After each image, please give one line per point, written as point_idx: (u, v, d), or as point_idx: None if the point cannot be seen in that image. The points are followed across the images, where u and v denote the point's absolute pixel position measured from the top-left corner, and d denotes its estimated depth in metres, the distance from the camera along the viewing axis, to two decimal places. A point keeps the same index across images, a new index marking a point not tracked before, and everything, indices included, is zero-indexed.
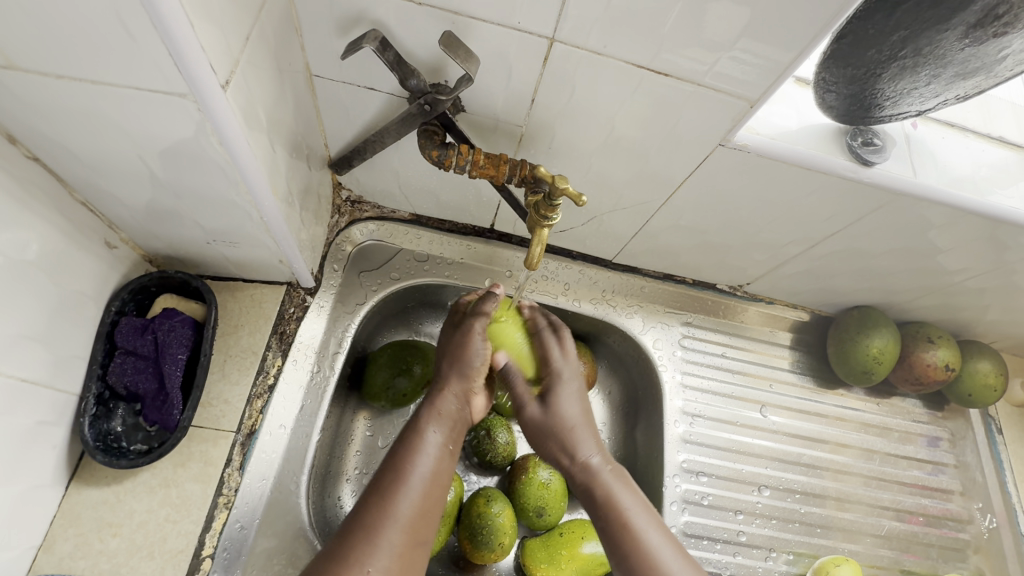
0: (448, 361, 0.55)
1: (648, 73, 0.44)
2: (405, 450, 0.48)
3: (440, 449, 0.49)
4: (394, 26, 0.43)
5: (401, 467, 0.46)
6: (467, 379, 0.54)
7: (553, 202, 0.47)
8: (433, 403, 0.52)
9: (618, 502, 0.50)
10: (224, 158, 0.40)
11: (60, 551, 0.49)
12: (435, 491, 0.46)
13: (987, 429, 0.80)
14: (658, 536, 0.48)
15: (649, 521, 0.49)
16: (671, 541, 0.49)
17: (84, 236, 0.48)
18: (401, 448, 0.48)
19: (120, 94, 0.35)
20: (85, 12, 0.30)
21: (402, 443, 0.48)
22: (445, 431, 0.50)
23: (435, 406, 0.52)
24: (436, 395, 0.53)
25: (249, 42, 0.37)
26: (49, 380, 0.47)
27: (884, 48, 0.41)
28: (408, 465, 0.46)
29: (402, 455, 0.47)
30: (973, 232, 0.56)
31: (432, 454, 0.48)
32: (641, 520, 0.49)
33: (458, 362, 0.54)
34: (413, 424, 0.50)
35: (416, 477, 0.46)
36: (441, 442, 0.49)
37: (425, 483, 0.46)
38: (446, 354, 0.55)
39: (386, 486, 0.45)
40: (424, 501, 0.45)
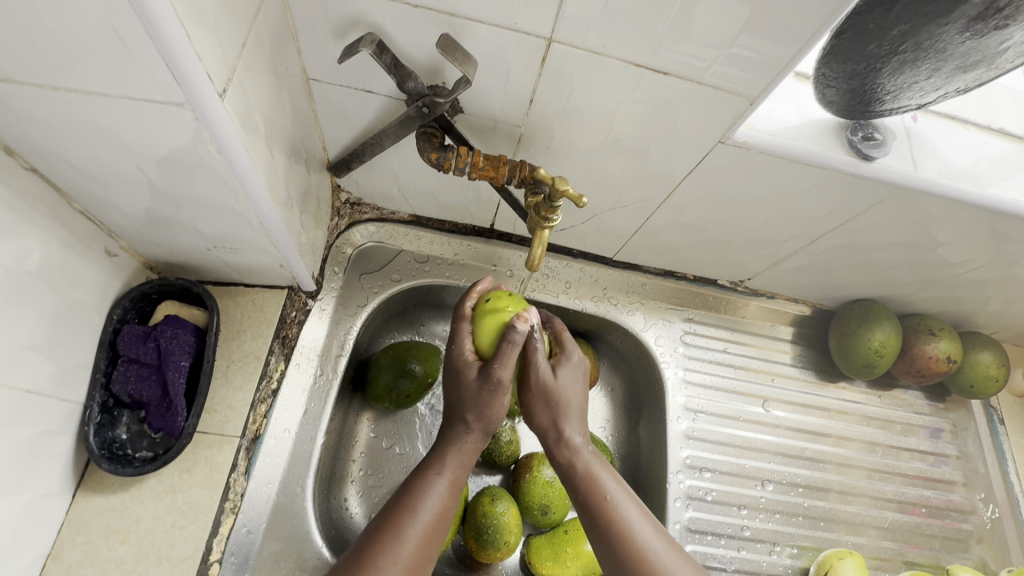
0: (473, 411, 0.50)
1: (647, 72, 0.44)
2: (416, 488, 0.48)
3: (452, 489, 0.49)
4: (391, 30, 0.42)
5: (410, 506, 0.46)
6: (487, 430, 0.52)
7: (553, 204, 0.47)
8: (455, 452, 0.50)
9: (603, 488, 0.50)
10: (223, 165, 0.40)
11: (68, 559, 0.49)
12: (440, 531, 0.47)
13: (989, 420, 0.80)
14: (640, 519, 0.49)
15: (634, 507, 0.50)
16: (655, 527, 0.49)
17: (83, 245, 0.48)
18: (410, 484, 0.48)
19: (116, 104, 0.35)
20: (79, 23, 0.29)
21: (413, 481, 0.49)
22: (458, 472, 0.50)
23: (454, 451, 0.50)
24: (456, 440, 0.51)
25: (245, 48, 0.37)
26: (52, 390, 0.47)
27: (884, 43, 0.41)
28: (418, 504, 0.46)
29: (412, 491, 0.47)
30: (974, 224, 0.56)
31: (442, 495, 0.48)
32: (625, 505, 0.50)
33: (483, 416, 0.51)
34: (430, 463, 0.50)
35: (424, 515, 0.46)
36: (450, 483, 0.49)
37: (432, 522, 0.46)
38: (467, 404, 0.50)
39: (394, 525, 0.45)
40: (428, 540, 0.46)
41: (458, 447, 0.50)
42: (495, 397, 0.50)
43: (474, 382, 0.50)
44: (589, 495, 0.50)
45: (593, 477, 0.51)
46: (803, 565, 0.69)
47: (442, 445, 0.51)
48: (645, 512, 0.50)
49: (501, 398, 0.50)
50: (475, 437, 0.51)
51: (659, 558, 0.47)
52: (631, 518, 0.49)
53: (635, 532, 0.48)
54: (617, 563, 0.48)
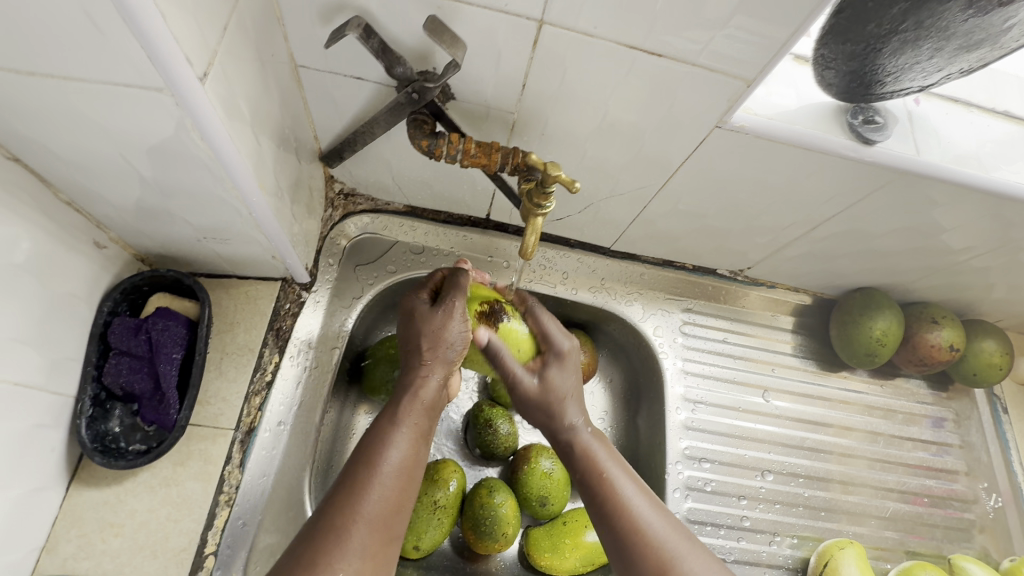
0: (430, 346, 0.51)
1: (641, 54, 0.43)
2: (377, 441, 0.45)
3: (414, 440, 0.47)
4: (379, 13, 0.41)
5: (373, 461, 0.43)
6: (443, 366, 0.51)
7: (546, 190, 0.46)
8: (410, 392, 0.49)
9: (600, 466, 0.49)
10: (207, 153, 0.39)
11: (63, 552, 0.49)
12: (405, 486, 0.44)
13: (993, 409, 0.79)
14: (640, 496, 0.47)
15: (634, 486, 0.48)
16: (657, 505, 0.47)
17: (70, 236, 0.47)
18: (371, 440, 0.45)
19: (95, 90, 0.34)
20: (51, 5, 0.28)
21: (374, 435, 0.46)
22: (420, 422, 0.48)
23: (414, 398, 0.49)
24: (412, 384, 0.50)
25: (227, 32, 0.36)
26: (42, 383, 0.46)
27: (884, 21, 0.40)
28: (380, 457, 0.44)
29: (373, 445, 0.45)
30: (978, 209, 0.55)
31: (405, 445, 0.45)
32: (622, 482, 0.48)
33: (436, 347, 0.51)
34: (390, 413, 0.48)
35: (389, 469, 0.43)
36: (413, 433, 0.47)
37: (397, 475, 0.44)
38: (424, 336, 0.51)
39: (357, 481, 0.42)
40: (395, 495, 0.43)
41: (414, 386, 0.50)
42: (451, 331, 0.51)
43: (430, 314, 0.51)
44: (587, 473, 0.49)
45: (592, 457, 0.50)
46: (804, 556, 0.69)
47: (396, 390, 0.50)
48: (645, 489, 0.48)
49: (454, 325, 0.51)
50: (435, 380, 0.51)
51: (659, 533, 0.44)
52: (630, 496, 0.47)
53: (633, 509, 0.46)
54: (616, 543, 0.45)
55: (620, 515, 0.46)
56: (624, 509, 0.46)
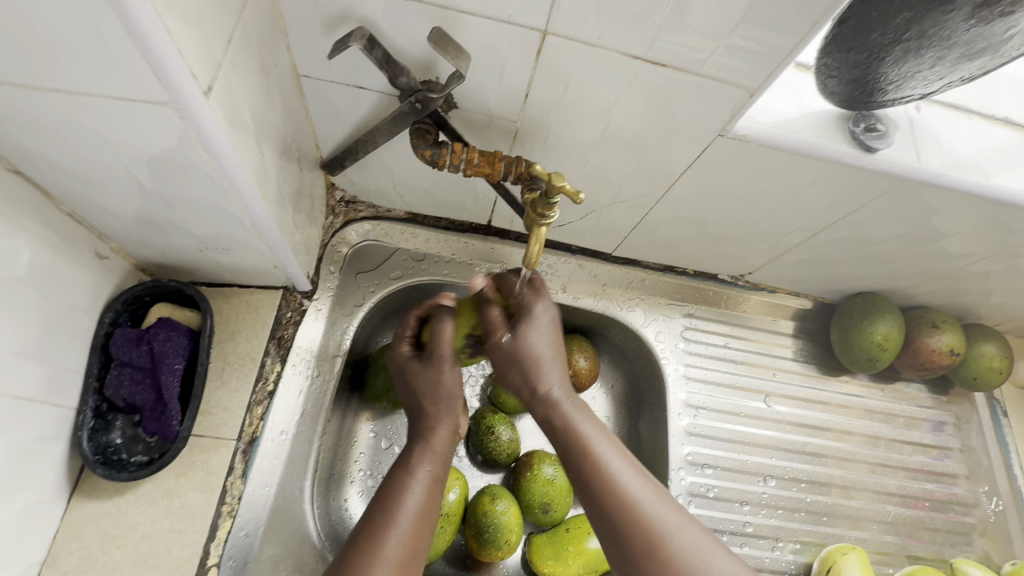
0: (428, 399, 0.54)
1: (644, 64, 0.43)
2: (393, 489, 0.47)
3: (431, 484, 0.48)
4: (382, 24, 0.41)
5: (391, 506, 0.45)
6: (450, 411, 0.54)
7: (550, 200, 0.46)
8: (424, 440, 0.52)
9: (580, 435, 0.49)
10: (211, 165, 0.39)
11: (64, 565, 0.49)
12: (424, 530, 0.46)
13: (993, 412, 0.80)
14: (626, 467, 0.47)
15: (614, 453, 0.48)
16: (646, 480, 0.47)
17: (71, 247, 0.47)
18: (389, 486, 0.47)
19: (97, 104, 0.34)
20: (56, 20, 0.28)
21: (390, 482, 0.48)
22: (435, 466, 0.50)
23: (424, 444, 0.51)
24: (424, 432, 0.52)
25: (231, 44, 0.36)
26: (44, 395, 0.46)
27: (888, 31, 0.40)
28: (399, 503, 0.45)
29: (392, 491, 0.47)
30: (979, 215, 0.55)
31: (422, 490, 0.47)
32: (605, 452, 0.48)
33: (438, 398, 0.54)
34: (403, 462, 0.50)
35: (406, 514, 0.45)
36: (430, 477, 0.48)
37: (415, 521, 0.45)
38: (422, 394, 0.54)
39: (377, 526, 0.44)
40: (414, 540, 0.44)
41: (426, 433, 0.52)
42: (444, 380, 0.54)
43: (420, 368, 0.55)
44: (568, 443, 0.49)
45: (573, 428, 0.50)
46: (806, 561, 0.69)
47: (411, 438, 0.53)
48: (630, 460, 0.48)
49: (446, 374, 0.54)
50: (442, 426, 0.53)
51: (650, 506, 0.44)
52: (611, 464, 0.47)
53: (615, 477, 0.46)
54: (602, 512, 0.45)
55: (606, 482, 0.46)
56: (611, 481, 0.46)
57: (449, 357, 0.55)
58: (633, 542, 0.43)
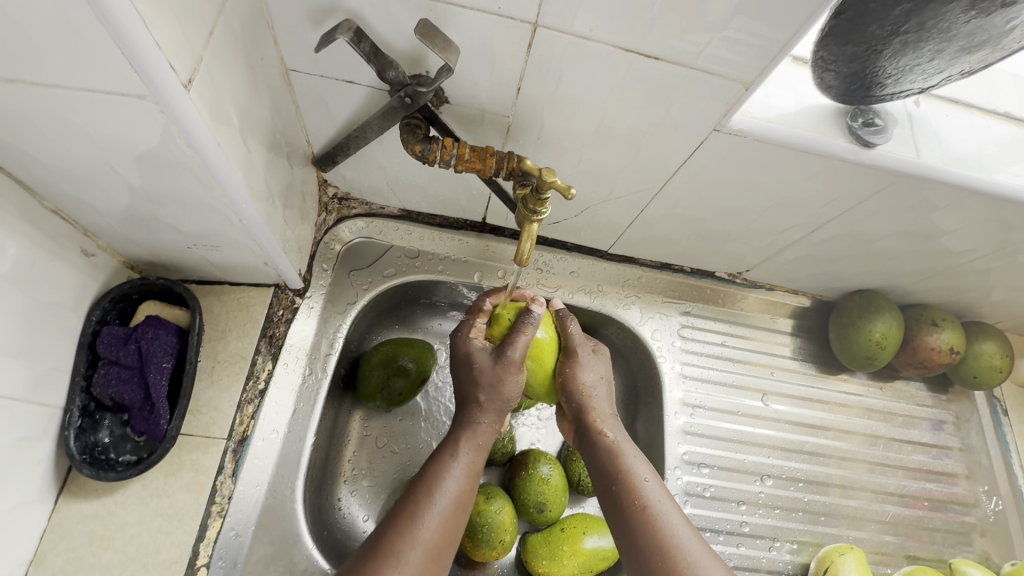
0: (486, 390, 0.52)
1: (638, 57, 0.42)
2: (435, 474, 0.49)
3: (470, 477, 0.50)
4: (369, 16, 0.41)
5: (431, 490, 0.47)
6: (502, 407, 0.54)
7: (542, 196, 0.45)
8: (468, 429, 0.53)
9: (633, 479, 0.50)
10: (194, 160, 0.38)
11: (51, 566, 0.48)
12: (458, 519, 0.48)
13: (992, 411, 0.79)
14: (672, 513, 0.48)
15: (665, 500, 0.49)
16: (687, 523, 0.48)
17: (56, 245, 0.46)
18: (432, 469, 0.49)
19: (76, 98, 0.33)
20: (29, 12, 0.28)
21: (434, 466, 0.50)
22: (474, 459, 0.51)
23: (470, 433, 0.52)
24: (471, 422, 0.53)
25: (213, 37, 0.35)
26: (29, 394, 0.46)
27: (886, 23, 0.39)
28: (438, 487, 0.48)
29: (432, 475, 0.49)
30: (979, 212, 0.54)
31: (462, 480, 0.49)
32: (656, 496, 0.49)
33: (494, 394, 0.53)
34: (447, 447, 0.51)
35: (444, 499, 0.47)
36: (468, 468, 0.50)
37: (451, 505, 0.47)
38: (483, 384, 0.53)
39: (416, 507, 0.46)
40: (449, 526, 0.47)
41: (472, 425, 0.53)
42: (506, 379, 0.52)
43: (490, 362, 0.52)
44: (619, 484, 0.50)
45: (625, 467, 0.51)
46: (804, 561, 0.68)
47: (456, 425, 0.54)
48: (676, 506, 0.49)
49: (512, 378, 0.52)
50: (489, 420, 0.53)
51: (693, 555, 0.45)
52: (660, 509, 0.48)
53: (662, 522, 0.47)
54: (639, 555, 0.46)
55: (651, 527, 0.47)
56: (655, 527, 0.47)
57: (520, 360, 0.52)
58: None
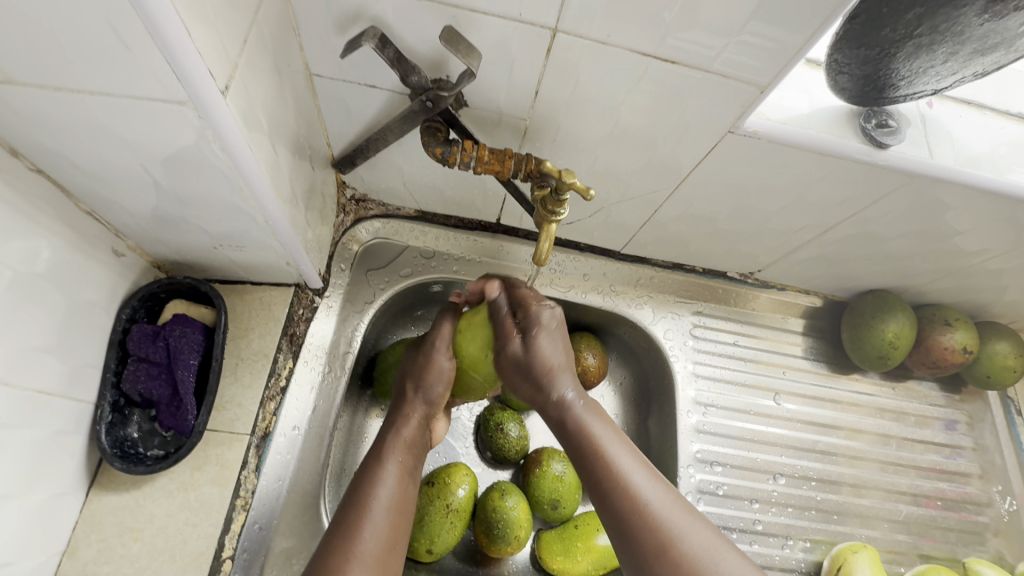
0: (415, 379, 0.55)
1: (655, 61, 0.43)
2: (367, 482, 0.48)
3: (404, 478, 0.50)
4: (394, 23, 0.42)
5: (364, 501, 0.46)
6: (427, 399, 0.55)
7: (560, 197, 0.46)
8: (394, 428, 0.53)
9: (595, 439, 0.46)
10: (226, 163, 0.39)
11: (83, 556, 0.50)
12: (398, 526, 0.47)
13: (1006, 410, 0.79)
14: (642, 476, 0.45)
15: (631, 459, 0.46)
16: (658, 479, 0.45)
17: (90, 245, 0.48)
18: (361, 478, 0.49)
19: (116, 104, 0.35)
20: (78, 23, 0.29)
21: (364, 473, 0.49)
22: (405, 457, 0.51)
23: (395, 435, 0.52)
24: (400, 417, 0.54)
25: (247, 44, 0.37)
26: (64, 390, 0.47)
27: (899, 26, 0.40)
28: (371, 498, 0.47)
29: (363, 485, 0.48)
30: (992, 211, 0.55)
31: (395, 483, 0.49)
32: (622, 456, 0.46)
33: (422, 385, 0.55)
34: (374, 453, 0.51)
35: (378, 508, 0.46)
36: (401, 469, 0.50)
37: (389, 513, 0.47)
38: (411, 374, 0.55)
39: (350, 522, 0.45)
40: (390, 534, 0.46)
41: (397, 423, 0.53)
42: (434, 367, 0.55)
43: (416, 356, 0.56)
44: (582, 446, 0.47)
45: (584, 427, 0.47)
46: (817, 559, 0.69)
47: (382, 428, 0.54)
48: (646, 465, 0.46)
49: (440, 360, 0.55)
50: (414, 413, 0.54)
51: (662, 512, 0.43)
52: (625, 467, 0.45)
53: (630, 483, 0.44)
54: (613, 517, 0.44)
55: (619, 486, 0.44)
56: (628, 491, 0.44)
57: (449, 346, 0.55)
58: (646, 542, 0.42)
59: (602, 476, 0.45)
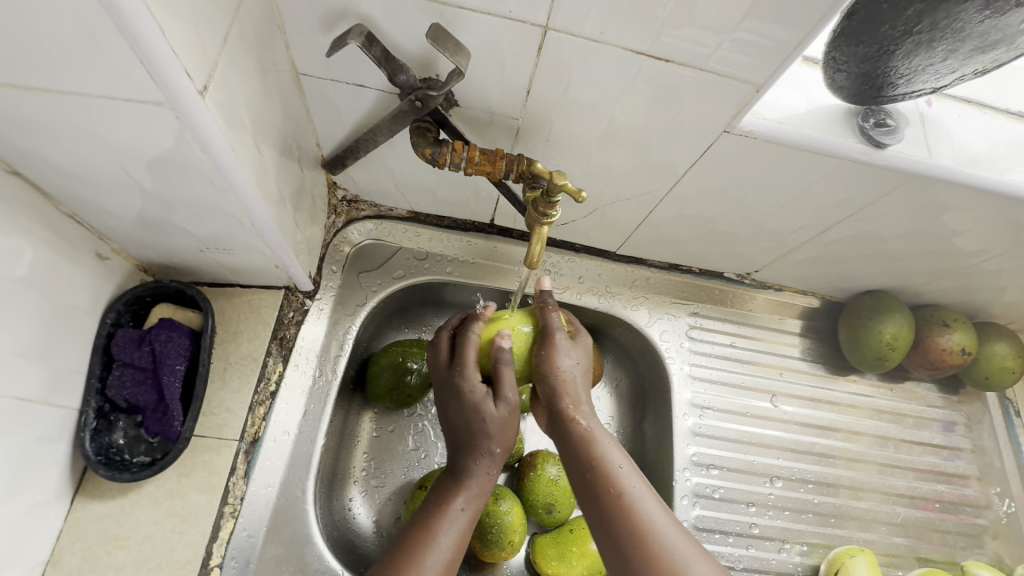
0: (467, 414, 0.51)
1: (648, 59, 0.42)
2: (435, 516, 0.48)
3: (471, 518, 0.48)
4: (380, 20, 0.41)
5: (430, 533, 0.46)
6: (493, 435, 0.51)
7: (552, 199, 0.45)
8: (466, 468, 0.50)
9: (608, 463, 0.48)
10: (208, 165, 0.38)
11: (68, 565, 0.49)
12: (459, 555, 0.47)
13: (1005, 412, 0.79)
14: (647, 500, 0.47)
15: (639, 484, 0.48)
16: (663, 506, 0.47)
17: (72, 249, 0.47)
18: (429, 514, 0.48)
19: (91, 104, 0.33)
20: (47, 20, 0.28)
21: (434, 507, 0.48)
22: (475, 503, 0.49)
23: (466, 475, 0.50)
24: (474, 457, 0.51)
25: (227, 43, 0.36)
26: (46, 396, 0.46)
27: (898, 24, 0.39)
28: (437, 530, 0.47)
29: (431, 519, 0.48)
30: (991, 212, 0.54)
31: (462, 524, 0.48)
32: (631, 480, 0.48)
33: (473, 418, 0.51)
34: (446, 491, 0.50)
35: (444, 540, 0.46)
36: (470, 511, 0.49)
37: (453, 547, 0.46)
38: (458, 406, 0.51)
39: (414, 554, 0.45)
40: (450, 564, 0.46)
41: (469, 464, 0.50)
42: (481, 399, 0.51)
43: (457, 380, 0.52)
44: (592, 466, 0.49)
45: (596, 449, 0.49)
46: (813, 563, 0.68)
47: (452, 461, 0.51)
48: (653, 493, 0.48)
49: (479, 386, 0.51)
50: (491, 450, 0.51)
51: (666, 537, 0.44)
52: (634, 491, 0.47)
53: (634, 506, 0.46)
54: (614, 536, 0.46)
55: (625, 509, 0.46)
56: (631, 512, 0.46)
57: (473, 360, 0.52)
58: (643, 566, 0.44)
59: (611, 497, 0.47)
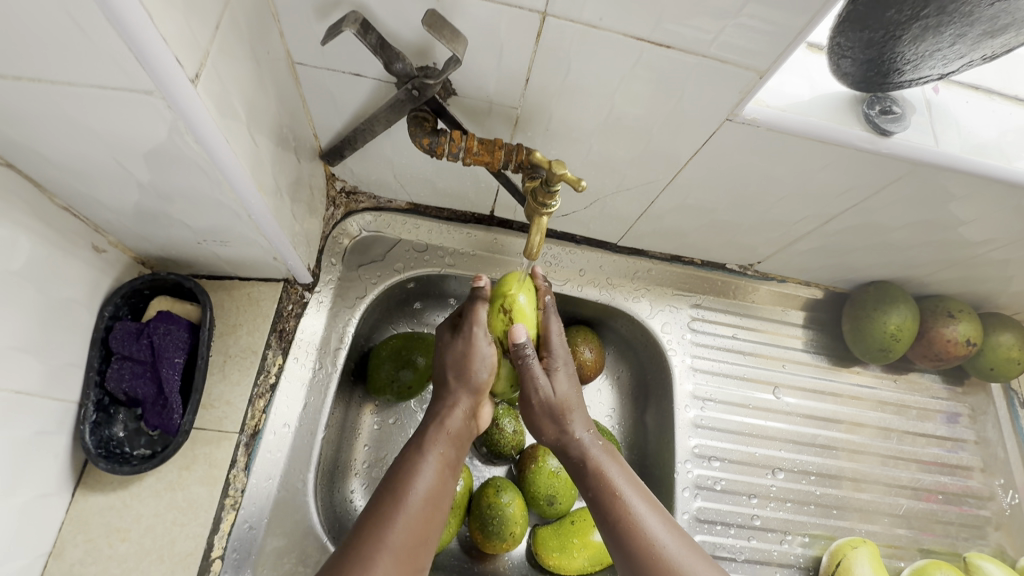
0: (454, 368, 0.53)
1: (649, 46, 0.41)
2: (405, 471, 0.47)
3: (443, 471, 0.48)
4: (375, 8, 0.40)
5: (400, 488, 0.45)
6: (473, 390, 0.53)
7: (551, 188, 0.44)
8: (439, 419, 0.51)
9: (611, 482, 0.49)
10: (202, 156, 0.38)
11: (69, 558, 0.49)
12: (432, 516, 0.46)
13: (1010, 404, 0.78)
14: (652, 515, 0.47)
15: (641, 500, 0.48)
16: (666, 519, 0.47)
17: (69, 242, 0.47)
18: (401, 469, 0.47)
19: (81, 94, 0.33)
20: (32, 6, 0.27)
21: (404, 462, 0.48)
22: (447, 451, 0.49)
23: (437, 428, 0.50)
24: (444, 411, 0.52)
25: (220, 30, 0.35)
26: (44, 390, 0.46)
27: (904, 8, 0.38)
28: (409, 485, 0.45)
29: (402, 473, 0.47)
30: (998, 201, 0.53)
31: (433, 475, 0.47)
32: (633, 498, 0.48)
33: (461, 372, 0.52)
34: (417, 440, 0.50)
35: (416, 496, 0.45)
36: (441, 463, 0.48)
37: (424, 503, 0.45)
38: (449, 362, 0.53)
39: (383, 511, 0.44)
40: (422, 526, 0.44)
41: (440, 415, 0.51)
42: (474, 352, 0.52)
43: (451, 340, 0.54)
44: (596, 485, 0.49)
45: (600, 468, 0.50)
46: (816, 554, 0.68)
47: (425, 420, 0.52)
48: (657, 508, 0.47)
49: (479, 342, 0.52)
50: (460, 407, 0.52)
51: (671, 553, 0.44)
52: (637, 509, 0.47)
53: (638, 523, 0.46)
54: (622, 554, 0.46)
55: (628, 527, 0.46)
56: (635, 529, 0.46)
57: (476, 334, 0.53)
58: None
59: (616, 516, 0.47)
